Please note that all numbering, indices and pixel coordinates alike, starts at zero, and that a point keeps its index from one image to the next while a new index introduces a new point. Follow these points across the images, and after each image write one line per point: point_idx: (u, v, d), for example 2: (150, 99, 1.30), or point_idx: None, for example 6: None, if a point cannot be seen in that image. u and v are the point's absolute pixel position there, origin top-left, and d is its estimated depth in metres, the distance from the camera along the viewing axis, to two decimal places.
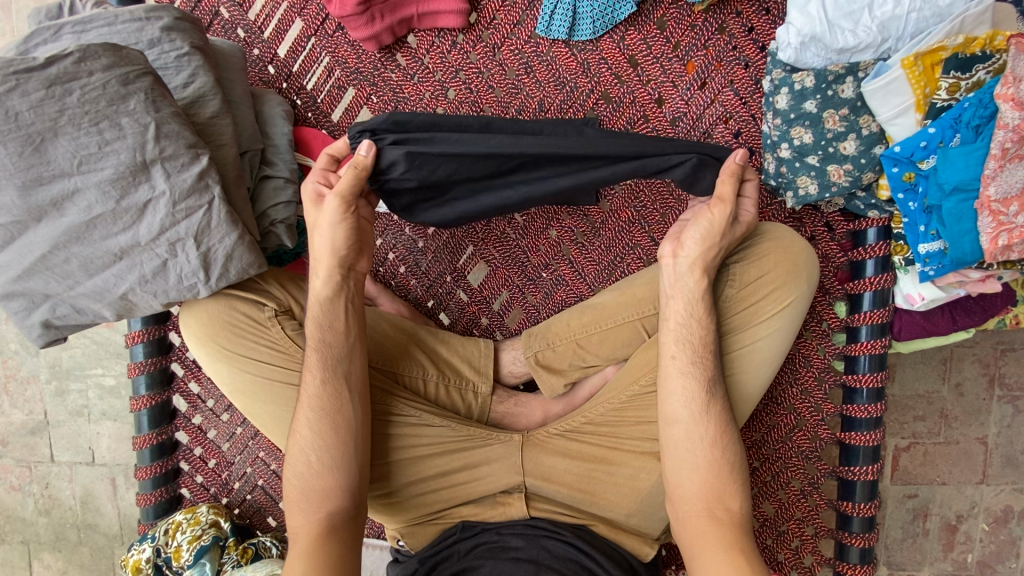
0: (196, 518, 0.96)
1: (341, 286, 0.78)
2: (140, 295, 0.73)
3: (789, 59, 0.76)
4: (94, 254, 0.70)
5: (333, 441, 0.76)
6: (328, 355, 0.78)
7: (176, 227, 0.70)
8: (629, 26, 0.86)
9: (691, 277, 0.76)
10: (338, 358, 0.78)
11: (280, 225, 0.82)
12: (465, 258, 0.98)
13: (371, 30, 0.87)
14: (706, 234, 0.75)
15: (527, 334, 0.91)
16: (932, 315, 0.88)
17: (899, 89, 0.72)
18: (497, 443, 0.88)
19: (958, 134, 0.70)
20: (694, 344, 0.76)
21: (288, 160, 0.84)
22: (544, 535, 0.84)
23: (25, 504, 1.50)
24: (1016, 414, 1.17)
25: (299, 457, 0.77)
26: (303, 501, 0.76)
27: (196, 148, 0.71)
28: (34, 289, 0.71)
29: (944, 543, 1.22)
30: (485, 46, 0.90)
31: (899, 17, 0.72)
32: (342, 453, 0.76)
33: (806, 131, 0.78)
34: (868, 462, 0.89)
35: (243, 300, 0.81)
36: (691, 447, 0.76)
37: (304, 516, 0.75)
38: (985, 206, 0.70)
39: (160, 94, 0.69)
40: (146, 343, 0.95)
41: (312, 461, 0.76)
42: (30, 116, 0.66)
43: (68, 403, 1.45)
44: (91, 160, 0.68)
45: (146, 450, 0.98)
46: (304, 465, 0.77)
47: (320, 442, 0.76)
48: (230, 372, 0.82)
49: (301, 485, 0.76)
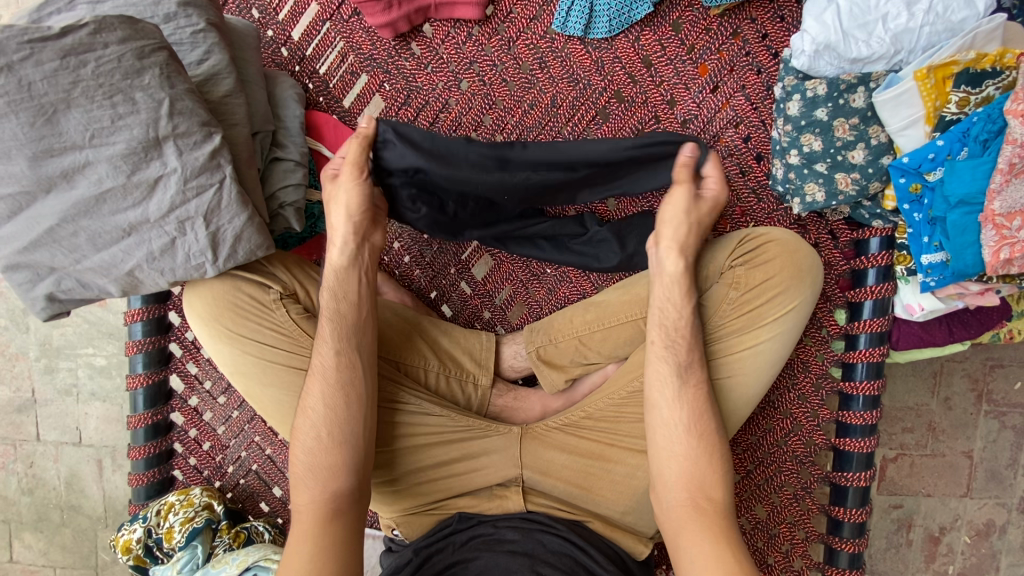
0: (189, 500, 0.95)
1: (357, 256, 0.80)
2: (147, 272, 0.72)
3: (803, 67, 0.77)
4: (103, 228, 0.70)
5: (345, 411, 0.76)
6: (346, 328, 0.78)
7: (186, 205, 0.70)
8: (644, 26, 0.87)
9: (677, 261, 0.78)
10: (353, 331, 0.79)
11: (289, 208, 0.82)
12: (469, 250, 0.98)
13: (387, 17, 0.87)
14: (689, 219, 0.77)
15: (528, 329, 0.92)
16: (930, 326, 0.89)
17: (909, 101, 0.73)
18: (496, 435, 0.89)
19: (966, 148, 0.71)
20: (674, 330, 0.77)
21: (298, 143, 0.85)
22: (539, 529, 0.84)
23: (8, 482, 1.47)
24: (1002, 429, 1.19)
25: (308, 432, 0.76)
26: (310, 477, 0.75)
27: (209, 126, 0.71)
28: (40, 261, 0.70)
29: (926, 554, 1.24)
30: (501, 39, 0.90)
31: (912, 30, 0.73)
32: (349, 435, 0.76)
33: (815, 139, 0.79)
34: (861, 469, 0.90)
35: (249, 281, 0.81)
36: (685, 433, 0.76)
37: (304, 493, 0.75)
38: (989, 219, 0.70)
39: (175, 70, 0.69)
40: (145, 321, 0.94)
41: (322, 435, 0.75)
42: (43, 86, 0.65)
43: (57, 381, 1.43)
44: (103, 133, 0.67)
45: (141, 430, 0.97)
46: (314, 440, 0.76)
47: (334, 416, 0.76)
48: (231, 353, 0.82)
49: (308, 462, 0.76)
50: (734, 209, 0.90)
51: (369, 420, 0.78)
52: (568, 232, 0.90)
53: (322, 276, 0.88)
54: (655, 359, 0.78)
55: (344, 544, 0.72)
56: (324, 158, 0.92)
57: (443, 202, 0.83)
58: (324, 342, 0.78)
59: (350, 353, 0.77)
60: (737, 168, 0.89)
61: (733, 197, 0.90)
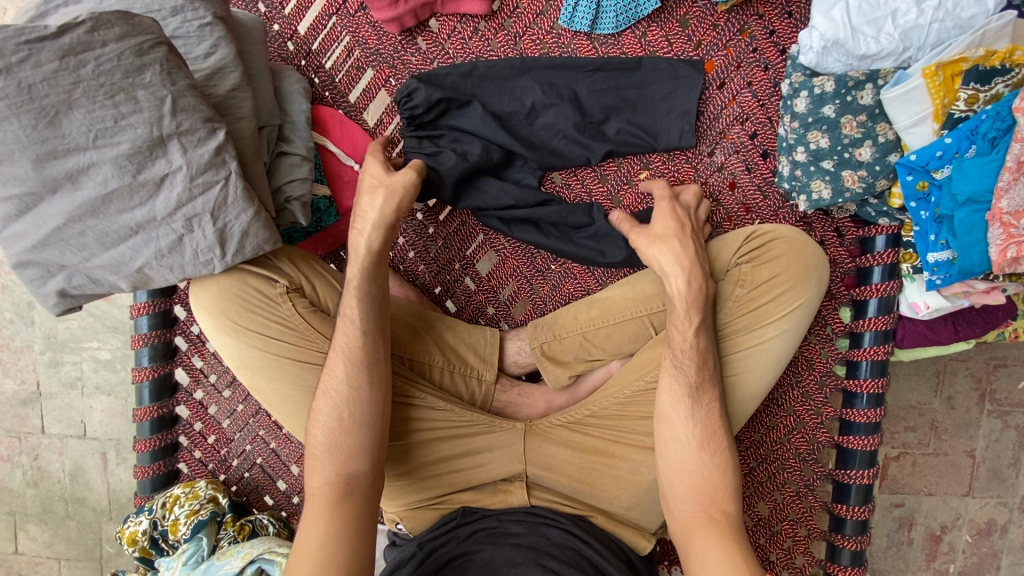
0: (194, 493, 0.96)
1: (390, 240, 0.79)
2: (155, 269, 0.73)
3: (810, 63, 0.77)
4: (111, 227, 0.70)
5: (358, 392, 0.76)
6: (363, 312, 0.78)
7: (193, 202, 0.70)
8: (651, 21, 0.86)
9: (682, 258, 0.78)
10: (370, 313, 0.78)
11: (295, 202, 0.82)
12: (474, 246, 0.98)
13: (393, 11, 0.87)
14: None
15: (533, 325, 0.91)
16: (935, 324, 0.89)
17: (919, 97, 0.72)
18: (500, 431, 0.89)
19: (973, 146, 0.71)
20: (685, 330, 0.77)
21: (304, 138, 0.85)
22: (544, 523, 0.85)
23: (13, 475, 1.48)
24: (1005, 429, 1.19)
25: (328, 412, 0.76)
26: (326, 458, 0.75)
27: (213, 123, 0.71)
28: (49, 258, 0.71)
29: (927, 553, 1.24)
30: (507, 34, 0.90)
31: (922, 27, 0.72)
32: (366, 424, 0.76)
33: (822, 136, 0.79)
34: (864, 466, 0.90)
35: (255, 275, 0.81)
36: (691, 428, 0.77)
37: (320, 474, 0.75)
38: (996, 218, 0.70)
39: (176, 66, 0.69)
40: (151, 315, 0.94)
41: (343, 417, 0.76)
42: (44, 88, 0.65)
43: (62, 374, 1.44)
44: (107, 134, 0.67)
45: (146, 423, 0.97)
46: (334, 422, 0.76)
47: (350, 399, 0.76)
48: (238, 347, 0.82)
49: (326, 442, 0.76)
50: (739, 207, 0.90)
51: (385, 408, 0.78)
52: (574, 220, 0.91)
53: (327, 271, 0.88)
54: (674, 368, 0.78)
55: (358, 527, 0.73)
56: (330, 153, 0.92)
57: (468, 152, 0.89)
58: (345, 323, 0.78)
59: (362, 336, 0.77)
60: (743, 165, 0.89)
61: (739, 193, 0.90)
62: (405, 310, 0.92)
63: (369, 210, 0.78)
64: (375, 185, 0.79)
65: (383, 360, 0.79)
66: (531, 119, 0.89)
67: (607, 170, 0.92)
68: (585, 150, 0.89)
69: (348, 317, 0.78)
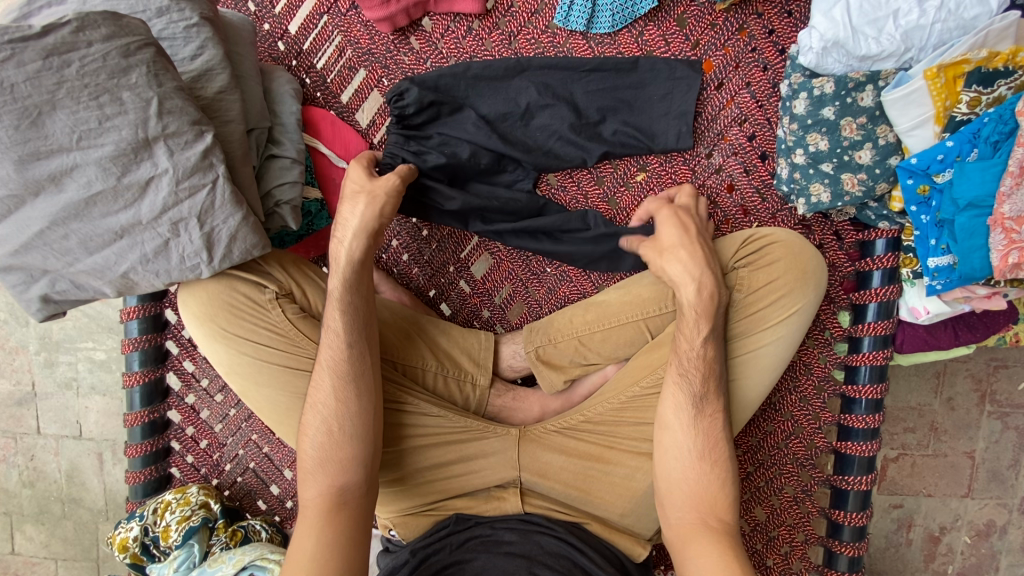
0: (186, 499, 0.94)
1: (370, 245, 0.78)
2: (141, 274, 0.72)
3: (809, 64, 0.76)
4: (94, 231, 0.69)
5: (347, 403, 0.75)
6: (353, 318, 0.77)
7: (179, 206, 0.69)
8: (648, 21, 0.85)
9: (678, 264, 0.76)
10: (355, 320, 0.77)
11: (285, 207, 0.81)
12: (468, 249, 0.97)
13: (385, 11, 0.86)
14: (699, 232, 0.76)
15: (527, 329, 0.90)
16: (935, 329, 0.88)
17: (919, 100, 0.71)
18: (494, 437, 0.88)
19: (975, 149, 0.69)
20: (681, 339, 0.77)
21: (295, 140, 0.84)
22: (538, 531, 0.83)
23: (10, 475, 1.47)
24: (1005, 430, 1.18)
25: (316, 427, 0.76)
26: (318, 472, 0.75)
27: (200, 125, 0.69)
28: (32, 263, 0.69)
29: (925, 554, 1.23)
30: (501, 33, 0.88)
31: (923, 27, 0.71)
32: (356, 437, 0.75)
33: (821, 138, 0.77)
34: (862, 472, 0.89)
35: (244, 281, 0.80)
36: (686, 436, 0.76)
37: (313, 486, 0.74)
38: (998, 223, 0.68)
39: (163, 68, 0.68)
40: (141, 319, 0.93)
41: (333, 430, 0.75)
42: (27, 88, 0.63)
43: (56, 374, 1.43)
44: (91, 135, 0.66)
45: (137, 428, 0.96)
46: (324, 436, 0.75)
47: (343, 408, 0.75)
48: (227, 353, 0.81)
49: (318, 455, 0.75)
50: (737, 209, 0.89)
51: (376, 417, 0.77)
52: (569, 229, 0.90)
53: (319, 276, 0.87)
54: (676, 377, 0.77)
55: (350, 536, 0.72)
56: (321, 155, 0.92)
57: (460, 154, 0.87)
58: (329, 335, 0.77)
59: (347, 350, 0.76)
60: (741, 167, 0.87)
61: (736, 196, 0.88)
62: (398, 315, 0.91)
63: (350, 217, 0.77)
64: (356, 191, 0.77)
65: (375, 369, 0.78)
66: (526, 120, 0.87)
67: (604, 172, 0.90)
68: (580, 151, 0.88)
69: (338, 325, 0.77)
